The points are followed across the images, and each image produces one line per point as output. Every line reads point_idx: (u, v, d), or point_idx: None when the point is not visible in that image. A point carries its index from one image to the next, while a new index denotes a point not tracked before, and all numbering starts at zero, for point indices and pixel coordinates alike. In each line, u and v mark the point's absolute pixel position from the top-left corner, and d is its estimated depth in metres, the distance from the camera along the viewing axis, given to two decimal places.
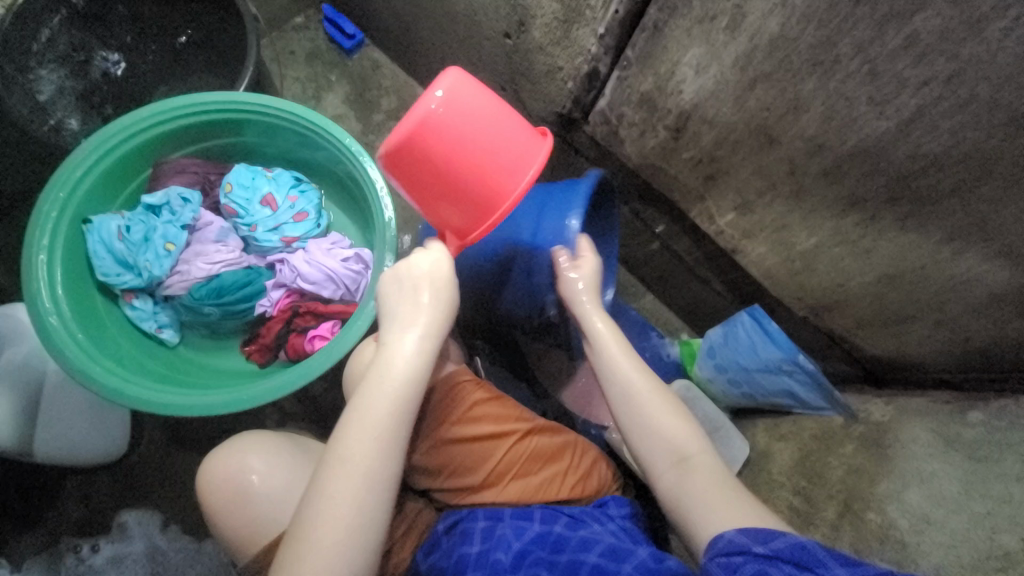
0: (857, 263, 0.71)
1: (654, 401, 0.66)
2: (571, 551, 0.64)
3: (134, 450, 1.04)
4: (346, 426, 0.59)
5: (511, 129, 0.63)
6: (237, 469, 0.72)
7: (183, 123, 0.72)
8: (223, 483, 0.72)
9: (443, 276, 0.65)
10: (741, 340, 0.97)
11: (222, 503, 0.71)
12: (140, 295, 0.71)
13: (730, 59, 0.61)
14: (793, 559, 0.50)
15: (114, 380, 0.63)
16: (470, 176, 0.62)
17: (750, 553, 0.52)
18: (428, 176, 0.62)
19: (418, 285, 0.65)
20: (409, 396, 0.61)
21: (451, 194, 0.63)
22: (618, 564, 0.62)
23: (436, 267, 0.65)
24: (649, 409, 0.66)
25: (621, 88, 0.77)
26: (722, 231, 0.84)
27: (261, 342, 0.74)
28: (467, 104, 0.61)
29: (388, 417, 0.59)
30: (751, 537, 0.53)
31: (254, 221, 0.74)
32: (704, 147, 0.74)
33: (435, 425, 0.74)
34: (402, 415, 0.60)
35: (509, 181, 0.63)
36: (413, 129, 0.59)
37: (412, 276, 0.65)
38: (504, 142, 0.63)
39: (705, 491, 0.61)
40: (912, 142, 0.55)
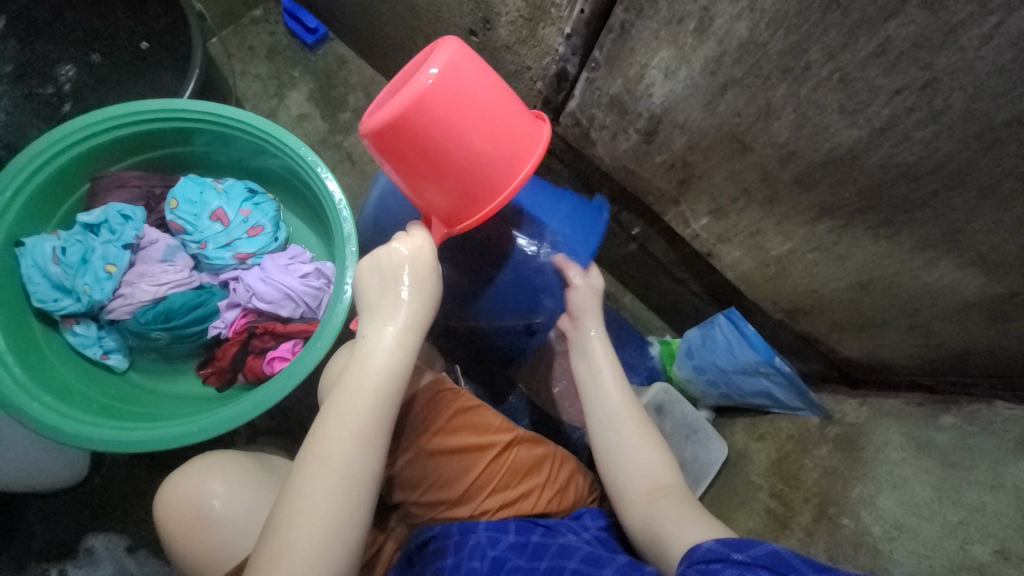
0: (831, 269, 0.70)
1: (637, 426, 0.70)
2: (550, 558, 0.63)
3: (96, 471, 1.00)
4: (325, 422, 0.56)
5: (511, 112, 0.60)
6: (197, 493, 0.68)
7: (122, 134, 0.68)
8: (182, 508, 0.68)
9: (425, 264, 0.62)
10: (719, 342, 0.96)
11: (182, 528, 0.68)
12: (81, 321, 0.67)
13: (700, 62, 0.58)
14: (770, 567, 0.49)
15: (54, 416, 0.59)
16: (468, 158, 0.59)
17: (729, 561, 0.50)
18: (423, 156, 0.58)
19: (398, 274, 0.61)
20: (390, 391, 0.58)
21: (448, 176, 0.59)
22: (597, 569, 0.61)
23: (417, 253, 0.62)
24: (635, 433, 0.69)
25: (590, 90, 0.73)
26: (697, 234, 0.82)
27: (217, 365, 0.70)
28: (468, 80, 0.57)
29: (370, 410, 0.56)
30: (730, 545, 0.52)
31: (203, 238, 0.69)
32: (676, 152, 0.71)
33: (417, 435, 0.71)
34: (382, 407, 0.57)
35: (505, 168, 0.61)
36: (409, 104, 0.55)
37: (393, 264, 0.61)
38: (505, 125, 0.60)
39: (681, 515, 0.62)
40: (884, 151, 0.53)
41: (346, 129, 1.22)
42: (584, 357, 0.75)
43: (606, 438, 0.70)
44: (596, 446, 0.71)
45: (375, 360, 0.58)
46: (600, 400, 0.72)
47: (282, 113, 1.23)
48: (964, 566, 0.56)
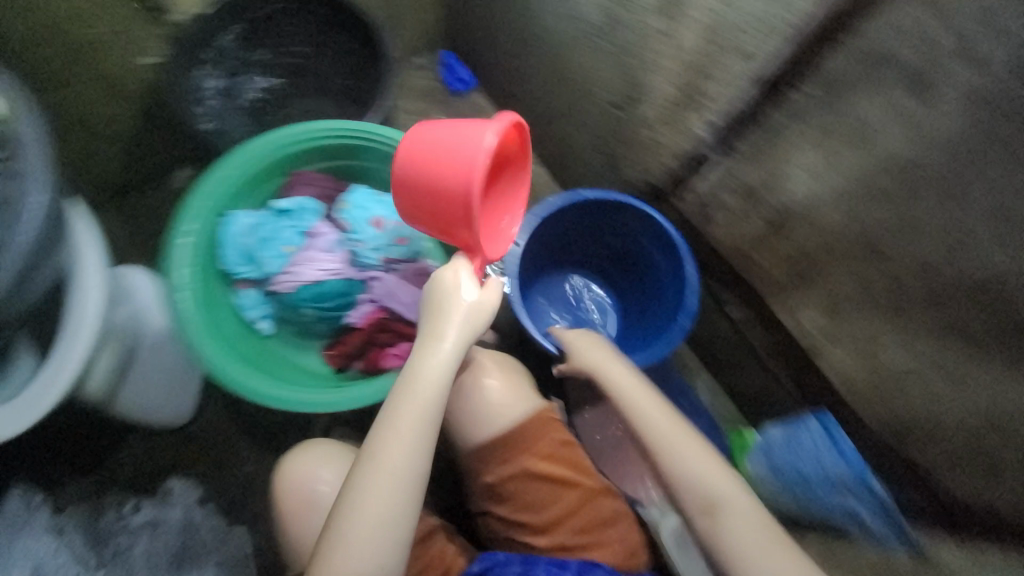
0: (947, 387, 0.71)
1: (683, 432, 0.70)
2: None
3: (195, 423, 1.10)
4: (382, 431, 0.60)
5: (428, 137, 0.64)
6: (303, 470, 0.75)
7: (323, 144, 0.81)
8: (295, 490, 0.75)
9: (473, 292, 0.66)
10: (806, 447, 0.92)
11: (292, 509, 0.74)
12: (251, 286, 0.79)
13: (848, 170, 0.72)
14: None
15: (217, 360, 0.70)
16: (448, 173, 0.62)
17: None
18: (415, 189, 0.64)
19: (452, 306, 0.65)
20: (439, 405, 0.62)
21: (425, 191, 0.64)
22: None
23: (466, 281, 0.66)
24: (684, 447, 0.68)
25: (727, 175, 0.80)
26: (804, 328, 0.82)
27: (342, 348, 0.80)
28: (432, 131, 0.64)
29: (424, 422, 0.61)
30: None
31: (362, 239, 0.79)
32: (802, 245, 0.77)
33: (515, 453, 0.73)
34: (428, 419, 0.61)
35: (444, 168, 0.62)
36: (393, 166, 0.66)
37: (442, 291, 0.66)
38: (478, 134, 0.60)
39: (755, 541, 0.62)
40: None
41: None
42: (615, 368, 0.76)
43: (656, 448, 0.69)
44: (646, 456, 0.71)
45: (427, 376, 0.62)
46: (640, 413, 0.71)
47: None
48: None
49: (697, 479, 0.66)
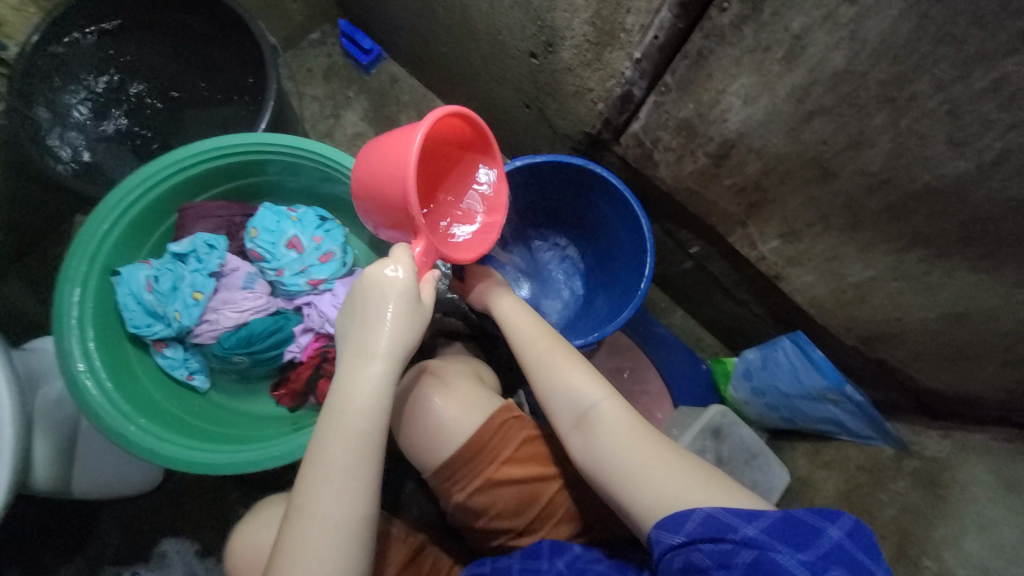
0: (916, 299, 0.66)
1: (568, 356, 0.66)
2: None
3: (170, 478, 1.05)
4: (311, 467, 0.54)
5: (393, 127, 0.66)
6: (255, 545, 0.69)
7: (208, 165, 0.71)
8: (247, 554, 0.70)
9: (398, 288, 0.58)
10: (782, 365, 0.95)
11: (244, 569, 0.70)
12: (171, 344, 0.70)
13: (785, 91, 0.55)
14: (705, 534, 0.49)
15: (152, 440, 0.62)
16: (384, 163, 0.61)
17: (672, 546, 0.51)
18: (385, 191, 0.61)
19: (385, 298, 0.57)
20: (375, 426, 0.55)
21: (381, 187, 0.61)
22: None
23: (391, 276, 0.58)
24: (559, 370, 0.64)
25: (657, 113, 0.72)
26: (764, 257, 0.79)
27: (290, 387, 0.73)
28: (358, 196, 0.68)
29: (371, 429, 0.55)
30: (665, 525, 0.52)
31: (280, 264, 0.70)
32: (749, 176, 0.69)
33: (484, 463, 0.68)
34: (367, 450, 0.55)
35: (396, 140, 0.61)
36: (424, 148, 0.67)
37: (376, 286, 0.58)
38: (375, 150, 0.64)
39: (617, 437, 0.59)
40: (993, 184, 0.49)
41: None
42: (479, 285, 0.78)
43: (530, 368, 0.66)
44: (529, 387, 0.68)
45: (358, 395, 0.55)
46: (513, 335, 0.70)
47: (339, 133, 1.24)
48: None
49: (528, 344, 0.68)
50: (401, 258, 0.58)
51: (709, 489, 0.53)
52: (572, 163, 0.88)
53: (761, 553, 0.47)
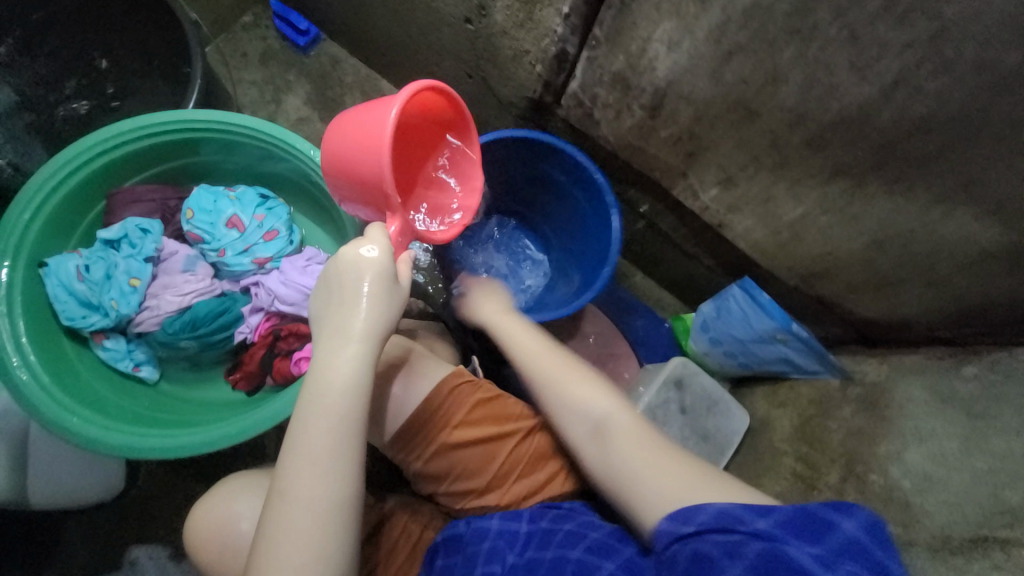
0: (844, 230, 0.70)
1: (578, 370, 0.68)
2: (556, 547, 0.62)
3: (133, 484, 1.01)
4: (292, 449, 0.54)
5: (359, 109, 0.63)
6: (226, 514, 0.68)
7: (133, 148, 0.70)
8: (209, 535, 0.69)
9: (376, 269, 0.57)
10: (734, 312, 0.98)
11: (212, 556, 0.69)
12: (111, 335, 0.69)
13: (703, 32, 0.57)
14: (716, 526, 0.50)
15: (97, 428, 0.61)
16: (358, 159, 0.61)
17: (679, 538, 0.51)
18: (363, 187, 0.62)
19: (361, 280, 0.56)
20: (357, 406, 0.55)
21: (359, 182, 0.62)
22: (601, 559, 0.59)
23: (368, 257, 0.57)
24: (574, 388, 0.66)
25: (592, 69, 0.73)
26: (707, 206, 0.82)
27: (245, 369, 0.72)
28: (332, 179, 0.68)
29: (351, 414, 0.54)
30: (676, 517, 0.52)
31: (221, 245, 0.71)
32: (683, 124, 0.71)
33: (436, 430, 0.69)
34: (351, 430, 0.55)
35: (365, 133, 0.60)
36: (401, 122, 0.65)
37: (348, 269, 0.57)
38: (343, 139, 0.63)
39: (631, 446, 0.60)
40: (896, 106, 0.52)
41: None
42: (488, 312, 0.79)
43: (543, 385, 0.68)
44: (539, 406, 0.69)
45: (338, 376, 0.55)
46: (523, 353, 0.71)
47: (282, 118, 1.21)
48: (997, 511, 0.60)
49: (541, 365, 0.69)
50: (376, 237, 0.58)
51: (726, 488, 0.54)
52: (539, 139, 0.87)
53: (772, 545, 0.47)
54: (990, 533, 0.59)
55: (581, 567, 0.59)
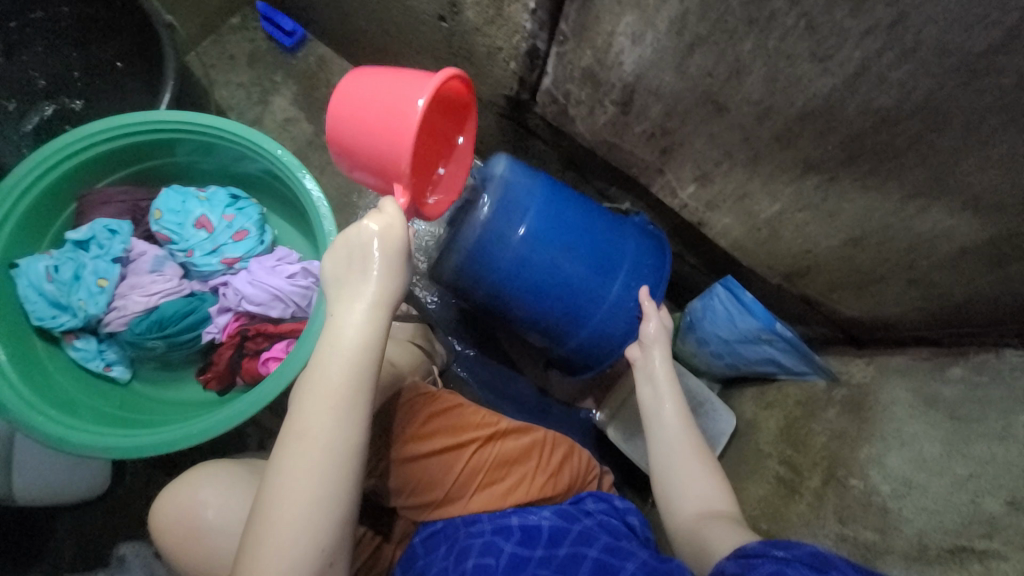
0: (821, 227, 0.68)
1: (699, 451, 0.70)
2: (570, 544, 0.62)
3: (120, 482, 1.02)
4: (301, 403, 0.56)
5: (384, 80, 0.63)
6: (191, 503, 0.70)
7: (103, 150, 0.74)
8: (177, 520, 0.70)
9: (394, 236, 0.59)
10: (718, 312, 0.95)
11: (178, 541, 0.70)
12: (81, 335, 0.74)
13: (665, 24, 0.56)
14: (811, 564, 0.48)
15: (62, 428, 0.65)
16: (366, 139, 0.63)
17: (769, 557, 0.51)
18: (364, 164, 0.65)
19: (376, 248, 0.58)
20: (363, 368, 0.56)
21: (357, 156, 0.65)
22: (619, 560, 0.60)
23: (389, 227, 0.59)
24: (690, 466, 0.69)
25: (563, 65, 0.72)
26: (686, 203, 0.80)
27: (216, 369, 0.76)
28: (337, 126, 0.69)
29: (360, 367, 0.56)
30: (774, 542, 0.52)
31: (190, 246, 0.77)
32: (655, 120, 0.70)
33: (391, 443, 0.72)
34: (357, 389, 0.56)
35: (386, 120, 0.62)
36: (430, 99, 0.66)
37: (362, 240, 0.59)
38: (358, 107, 0.64)
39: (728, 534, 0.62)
40: (861, 97, 0.51)
41: None
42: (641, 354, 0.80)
43: (667, 447, 0.71)
44: (655, 462, 0.72)
45: (346, 337, 0.57)
46: (656, 423, 0.73)
47: (268, 119, 1.21)
48: (976, 519, 0.56)
49: (678, 438, 0.71)
50: (389, 208, 0.60)
51: None
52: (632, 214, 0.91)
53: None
54: (968, 543, 0.55)
55: (601, 566, 0.59)
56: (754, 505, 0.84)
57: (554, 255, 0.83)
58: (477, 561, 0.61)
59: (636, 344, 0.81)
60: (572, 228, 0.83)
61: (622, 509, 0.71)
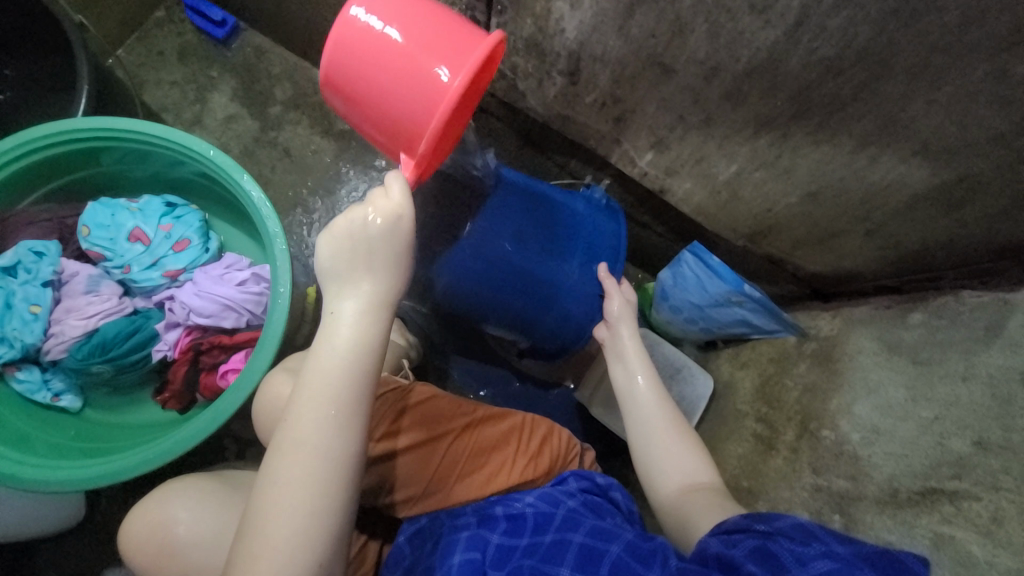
0: (779, 184, 0.67)
1: (675, 426, 0.70)
2: (555, 530, 0.60)
3: (97, 509, 0.99)
4: (300, 406, 0.53)
5: (423, 8, 0.55)
6: (163, 518, 0.68)
7: (18, 168, 0.68)
8: (147, 538, 0.69)
9: (398, 232, 0.57)
10: (688, 279, 0.95)
11: (150, 559, 0.69)
12: (22, 366, 0.71)
13: None
14: (793, 536, 0.48)
15: (12, 464, 0.62)
16: (383, 72, 0.55)
17: (752, 531, 0.51)
18: (366, 100, 0.57)
19: (377, 244, 0.57)
20: (369, 369, 0.55)
21: (369, 110, 0.58)
22: (605, 543, 0.57)
23: (395, 222, 0.57)
24: (667, 441, 0.69)
25: (504, 37, 0.69)
26: (645, 172, 0.78)
27: (172, 388, 0.75)
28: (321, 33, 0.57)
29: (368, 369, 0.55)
30: (755, 517, 0.52)
31: (126, 261, 0.75)
32: (604, 88, 0.67)
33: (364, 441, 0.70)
34: (362, 390, 0.54)
35: (412, 90, 0.55)
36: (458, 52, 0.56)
37: (365, 233, 0.57)
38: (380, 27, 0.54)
39: (706, 508, 0.62)
40: (804, 48, 0.49)
41: (278, 124, 1.14)
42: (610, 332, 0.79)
43: (643, 426, 0.70)
44: (632, 442, 0.71)
45: (348, 337, 0.55)
46: (630, 403, 0.72)
47: (209, 118, 1.15)
48: (944, 461, 0.57)
49: (655, 416, 0.70)
50: (396, 197, 0.57)
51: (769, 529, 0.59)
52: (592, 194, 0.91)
53: (842, 567, 0.44)
54: (937, 484, 0.56)
55: (586, 552, 0.56)
56: (734, 464, 0.86)
57: (512, 244, 0.84)
58: (461, 555, 0.60)
59: (603, 324, 0.81)
60: (533, 214, 0.85)
61: (604, 486, 0.70)
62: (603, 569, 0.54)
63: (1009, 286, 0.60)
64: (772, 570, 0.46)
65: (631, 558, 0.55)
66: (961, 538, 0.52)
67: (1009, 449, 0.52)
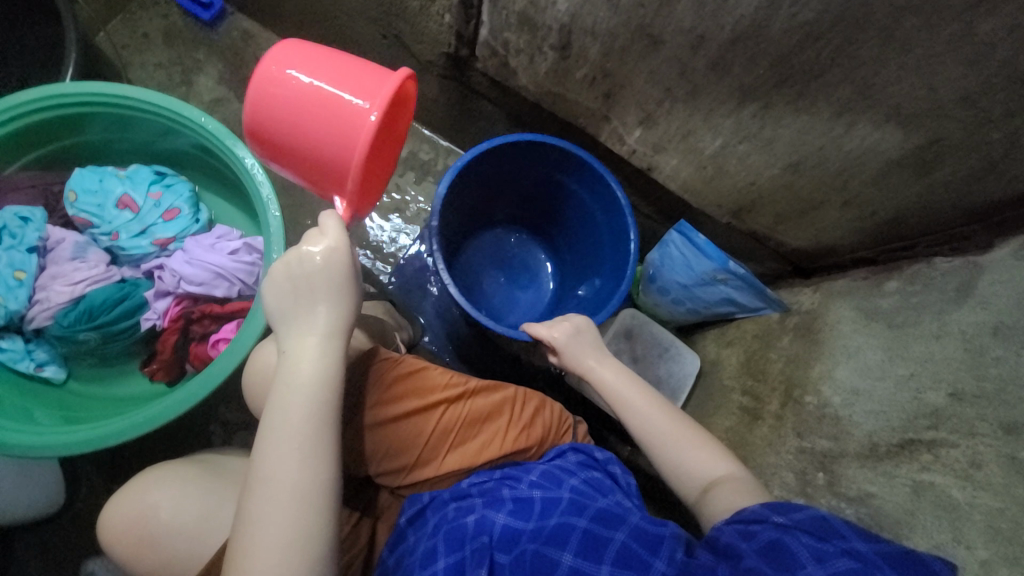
0: (762, 157, 0.70)
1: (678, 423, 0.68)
2: (561, 514, 0.60)
3: (76, 497, 0.96)
4: (264, 440, 0.53)
5: (345, 67, 0.58)
6: (139, 508, 0.66)
7: (6, 133, 0.72)
8: (126, 529, 0.67)
9: (340, 271, 0.57)
10: (675, 258, 0.97)
11: (130, 551, 0.67)
12: (4, 335, 0.74)
13: None
14: (810, 530, 0.48)
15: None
16: (307, 125, 0.57)
17: (769, 523, 0.51)
18: (271, 134, 0.58)
19: (318, 283, 0.56)
20: (328, 396, 0.55)
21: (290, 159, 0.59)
22: (610, 530, 0.57)
23: (332, 259, 0.57)
24: (671, 438, 0.67)
25: (497, 12, 0.70)
26: (634, 149, 0.80)
27: (162, 359, 0.79)
28: (307, 47, 0.59)
29: (327, 395, 0.55)
30: (773, 507, 0.52)
31: (115, 228, 0.78)
32: (595, 62, 0.69)
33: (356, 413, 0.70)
34: (329, 413, 0.55)
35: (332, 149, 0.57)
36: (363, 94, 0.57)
37: (306, 273, 0.56)
38: (304, 73, 0.57)
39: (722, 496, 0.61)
40: (785, 14, 0.52)
41: None
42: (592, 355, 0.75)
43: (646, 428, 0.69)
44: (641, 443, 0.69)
45: (303, 371, 0.55)
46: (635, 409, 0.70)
47: (196, 101, 1.14)
48: (921, 413, 0.59)
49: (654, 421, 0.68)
50: (331, 231, 0.57)
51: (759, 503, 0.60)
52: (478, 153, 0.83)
53: (863, 567, 0.44)
54: (915, 436, 0.59)
55: (589, 539, 0.56)
56: (722, 436, 0.88)
57: None
58: (472, 545, 0.59)
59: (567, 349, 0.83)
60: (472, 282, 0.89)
61: (603, 460, 0.71)
62: (606, 558, 0.55)
63: (979, 249, 0.63)
64: (787, 567, 0.46)
65: (636, 544, 0.55)
66: (941, 483, 0.55)
67: (983, 398, 0.54)
